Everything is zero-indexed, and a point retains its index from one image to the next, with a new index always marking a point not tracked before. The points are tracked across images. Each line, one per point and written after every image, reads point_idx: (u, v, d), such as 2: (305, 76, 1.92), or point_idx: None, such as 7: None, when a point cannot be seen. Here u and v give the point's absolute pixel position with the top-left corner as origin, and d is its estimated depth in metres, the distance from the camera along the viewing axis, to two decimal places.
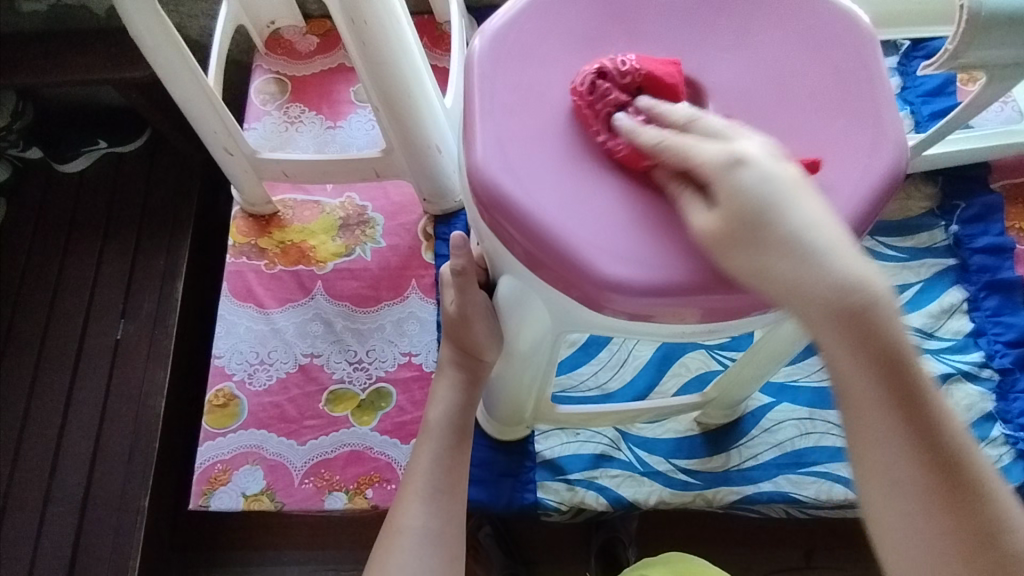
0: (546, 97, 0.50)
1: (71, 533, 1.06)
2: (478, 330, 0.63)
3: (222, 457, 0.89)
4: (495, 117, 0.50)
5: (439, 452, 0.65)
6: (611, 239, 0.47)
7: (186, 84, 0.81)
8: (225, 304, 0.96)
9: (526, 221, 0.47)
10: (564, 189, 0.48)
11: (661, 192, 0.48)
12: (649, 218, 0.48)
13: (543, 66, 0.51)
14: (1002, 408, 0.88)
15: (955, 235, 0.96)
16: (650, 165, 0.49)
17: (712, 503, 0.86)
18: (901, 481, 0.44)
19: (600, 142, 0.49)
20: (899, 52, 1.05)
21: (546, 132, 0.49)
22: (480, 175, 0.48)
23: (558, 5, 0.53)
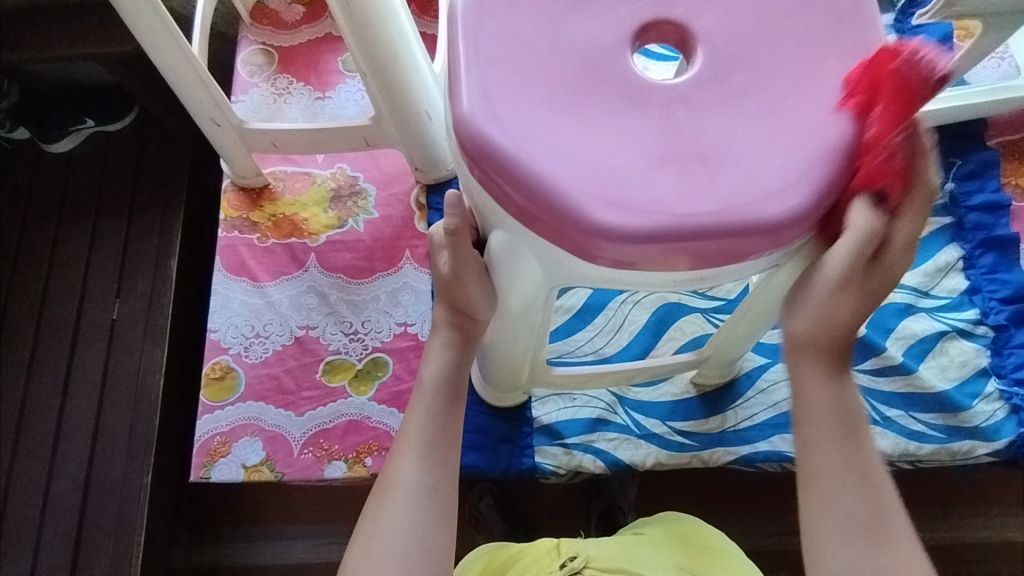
0: (531, 46, 0.49)
1: (76, 510, 1.07)
2: (471, 290, 0.61)
3: (220, 430, 0.89)
4: (478, 65, 0.49)
5: (431, 408, 0.64)
6: (599, 185, 0.46)
7: (169, 52, 0.79)
8: (218, 278, 0.95)
9: (515, 173, 0.47)
10: (548, 138, 0.47)
11: (650, 136, 0.48)
12: (639, 164, 0.47)
13: (527, 13, 0.50)
14: (996, 363, 0.88)
15: (952, 193, 0.95)
16: (638, 112, 0.48)
17: (708, 464, 0.87)
18: (833, 502, 0.53)
19: (586, 90, 0.48)
20: (894, 9, 1.04)
21: (531, 81, 0.48)
22: (466, 127, 0.48)
23: None
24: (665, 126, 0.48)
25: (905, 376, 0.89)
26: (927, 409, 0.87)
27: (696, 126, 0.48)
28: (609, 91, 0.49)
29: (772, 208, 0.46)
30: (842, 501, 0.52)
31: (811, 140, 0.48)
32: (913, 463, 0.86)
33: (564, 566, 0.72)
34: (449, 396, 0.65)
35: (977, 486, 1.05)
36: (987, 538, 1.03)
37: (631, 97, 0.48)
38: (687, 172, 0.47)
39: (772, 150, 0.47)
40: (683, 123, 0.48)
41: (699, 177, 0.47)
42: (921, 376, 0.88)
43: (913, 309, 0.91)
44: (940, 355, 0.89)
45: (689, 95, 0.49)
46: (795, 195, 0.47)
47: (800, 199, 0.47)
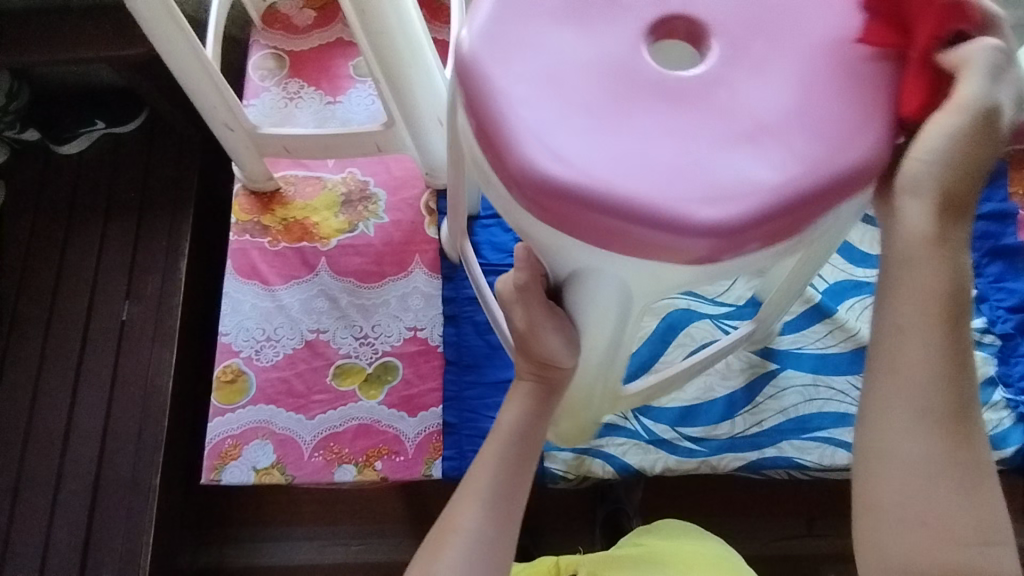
0: (556, 71, 0.49)
1: (85, 510, 1.08)
2: (552, 341, 0.64)
3: (231, 432, 0.90)
4: (517, 108, 0.48)
5: (506, 458, 0.64)
6: (685, 184, 0.46)
7: (185, 58, 0.80)
8: (229, 282, 0.96)
9: (605, 205, 0.46)
10: (616, 151, 0.47)
11: (709, 124, 0.48)
12: (707, 152, 0.47)
13: (537, 38, 0.49)
14: (1002, 372, 0.88)
15: None
16: (687, 104, 0.48)
17: (717, 470, 0.88)
18: (911, 408, 0.48)
19: (629, 94, 0.48)
20: None
21: (571, 102, 0.48)
22: (538, 180, 0.46)
23: None
24: (715, 109, 0.48)
25: None
26: None
27: (744, 101, 0.48)
28: (648, 88, 0.48)
29: (849, 162, 0.48)
30: (922, 410, 0.48)
31: (849, 103, 0.49)
32: None
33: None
34: (525, 447, 0.65)
35: None
36: None
37: (672, 95, 0.48)
38: (756, 152, 0.47)
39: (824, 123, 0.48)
40: (730, 104, 0.48)
41: (773, 156, 0.47)
42: None
43: None
44: None
45: (723, 78, 0.49)
46: (863, 149, 0.48)
47: (870, 156, 0.48)
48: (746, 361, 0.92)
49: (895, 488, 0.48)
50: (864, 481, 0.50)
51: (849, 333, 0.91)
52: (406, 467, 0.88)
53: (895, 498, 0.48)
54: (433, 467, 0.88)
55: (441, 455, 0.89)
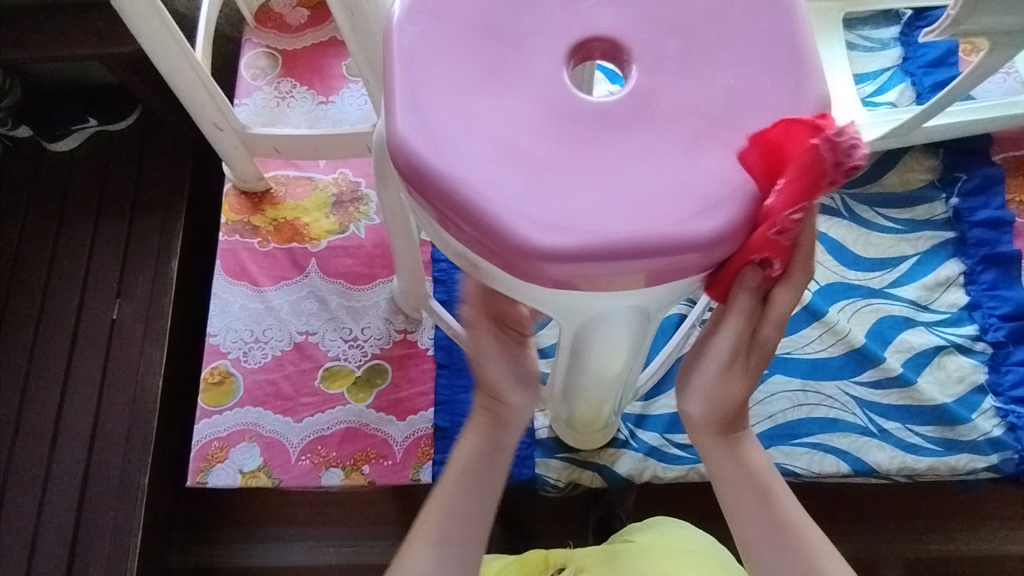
0: (497, 135, 0.44)
1: (72, 510, 1.07)
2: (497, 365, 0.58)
3: (218, 435, 0.89)
4: (486, 188, 0.43)
5: (461, 496, 0.60)
6: (680, 203, 0.43)
7: (174, 58, 0.79)
8: (219, 282, 0.95)
9: (620, 251, 0.42)
10: (598, 191, 0.43)
11: (672, 134, 0.44)
12: (681, 170, 0.44)
13: (464, 101, 0.44)
14: (993, 380, 0.88)
15: (955, 208, 0.94)
16: (640, 121, 0.44)
17: (705, 477, 0.86)
18: (738, 488, 0.59)
19: (581, 133, 0.44)
20: (900, 22, 1.05)
21: (527, 157, 0.43)
22: (545, 259, 0.42)
23: (421, 56, 0.46)
24: (667, 122, 0.45)
25: (904, 388, 0.88)
26: (925, 422, 0.87)
27: (689, 102, 0.45)
28: (593, 118, 0.44)
29: None
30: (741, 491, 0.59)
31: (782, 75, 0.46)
32: (910, 477, 0.86)
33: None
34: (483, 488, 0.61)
35: (974, 500, 1.04)
36: (983, 552, 1.02)
37: (620, 121, 0.45)
38: (726, 150, 0.44)
39: (772, 108, 0.45)
40: (681, 113, 0.45)
41: (746, 151, 0.44)
42: (920, 389, 0.88)
43: (912, 322, 0.91)
44: (939, 369, 0.89)
45: (656, 88, 0.45)
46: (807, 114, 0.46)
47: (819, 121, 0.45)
48: None
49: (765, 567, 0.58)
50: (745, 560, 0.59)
51: (840, 335, 0.90)
52: (395, 472, 0.87)
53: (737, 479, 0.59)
54: (421, 471, 0.87)
55: (430, 459, 0.88)
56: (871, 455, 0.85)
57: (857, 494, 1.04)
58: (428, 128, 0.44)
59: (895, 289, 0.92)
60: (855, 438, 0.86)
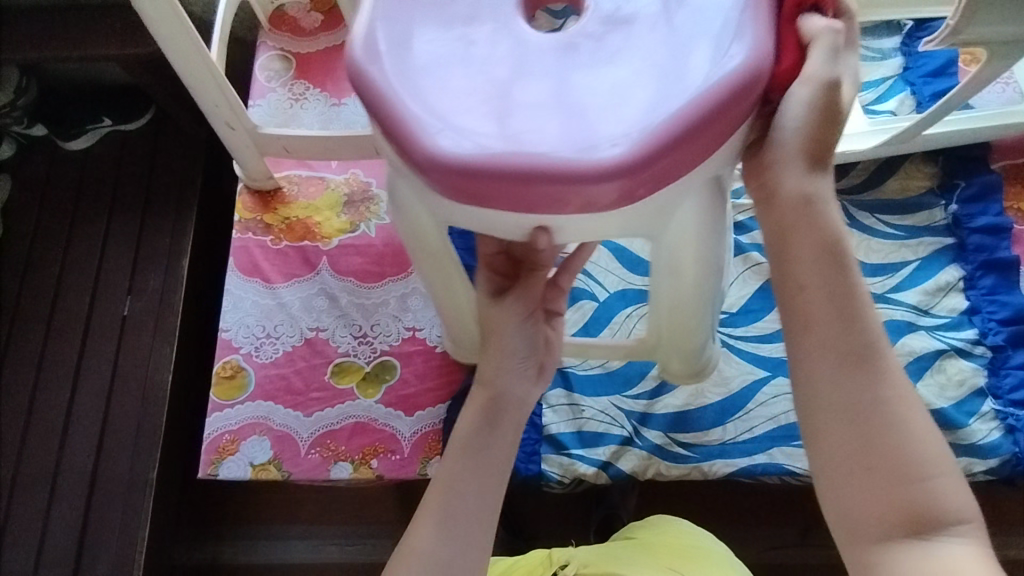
0: (500, 83, 0.50)
1: (82, 503, 1.08)
2: (513, 338, 0.64)
3: (229, 428, 0.91)
4: (517, 135, 0.49)
5: (463, 472, 0.61)
6: (683, 85, 0.49)
7: (191, 59, 0.81)
8: (232, 279, 0.97)
9: (660, 128, 0.48)
10: (605, 102, 0.49)
11: (652, 58, 0.50)
12: (667, 73, 0.49)
13: (460, 74, 0.51)
14: (992, 383, 0.89)
15: (955, 214, 0.96)
16: (613, 40, 0.52)
17: (708, 476, 0.88)
18: (836, 362, 0.50)
19: (571, 61, 0.51)
20: (902, 32, 1.07)
21: (536, 94, 0.50)
22: (603, 159, 0.47)
23: (407, 66, 0.51)
24: (636, 39, 0.51)
25: None
26: None
27: (647, 18, 0.52)
28: (576, 51, 0.51)
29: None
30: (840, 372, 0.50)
31: None
32: None
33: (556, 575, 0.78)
34: (485, 471, 0.62)
35: None
36: None
37: (598, 48, 0.51)
38: (694, 40, 0.50)
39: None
40: (647, 33, 0.52)
41: (708, 29, 0.50)
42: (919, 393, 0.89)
43: (913, 326, 0.92)
44: (939, 372, 0.90)
45: (612, 18, 0.53)
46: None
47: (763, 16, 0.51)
48: (739, 369, 0.92)
49: (843, 467, 0.49)
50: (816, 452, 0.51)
51: None
52: (402, 466, 0.89)
53: (840, 447, 0.49)
54: (428, 466, 0.89)
55: (437, 453, 0.89)
56: None
57: None
58: (446, 112, 0.49)
59: (895, 294, 0.94)
60: None
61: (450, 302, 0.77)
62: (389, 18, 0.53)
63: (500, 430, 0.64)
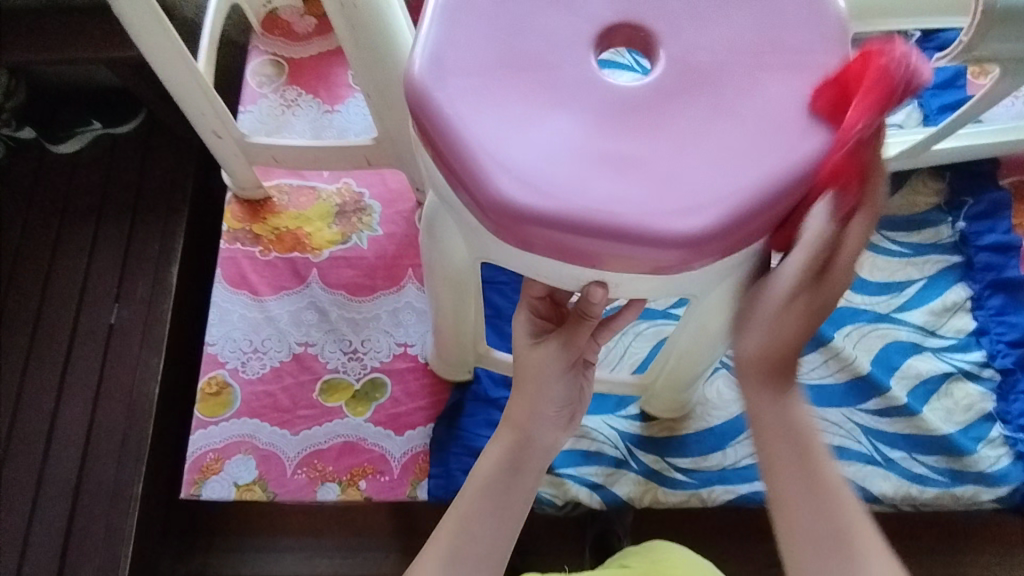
0: (579, 140, 0.45)
1: (64, 518, 1.05)
2: (554, 391, 0.60)
3: (213, 446, 0.88)
4: (604, 202, 0.44)
5: (479, 508, 0.57)
6: (778, 147, 0.45)
7: (176, 66, 0.78)
8: (218, 291, 0.94)
9: (759, 194, 0.44)
10: (696, 162, 0.45)
11: (743, 111, 0.46)
12: (759, 132, 0.45)
13: (534, 129, 0.45)
14: (1001, 408, 0.86)
15: (962, 232, 0.94)
16: (696, 87, 0.47)
17: (707, 503, 0.85)
18: (788, 447, 0.50)
19: (654, 115, 0.46)
20: (909, 43, 1.04)
21: (620, 153, 0.45)
22: (700, 230, 0.44)
23: (473, 118, 0.45)
24: (720, 88, 0.47)
25: (909, 417, 0.87)
26: (931, 451, 0.85)
27: (729, 66, 0.47)
28: (659, 103, 0.46)
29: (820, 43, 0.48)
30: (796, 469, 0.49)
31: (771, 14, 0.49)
32: (914, 507, 0.85)
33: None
34: (505, 510, 0.58)
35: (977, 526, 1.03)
36: None
37: (682, 96, 0.46)
38: (784, 95, 0.47)
39: (803, 49, 0.48)
40: (733, 81, 0.47)
41: (800, 86, 0.47)
42: (925, 418, 0.86)
43: (919, 348, 0.90)
44: (946, 396, 0.88)
45: (693, 61, 0.47)
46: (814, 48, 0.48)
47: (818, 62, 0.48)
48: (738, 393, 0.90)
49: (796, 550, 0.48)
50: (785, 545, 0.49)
51: (845, 362, 0.89)
52: (392, 488, 0.86)
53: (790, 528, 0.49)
54: (418, 488, 0.86)
55: (428, 475, 0.86)
56: (874, 484, 0.84)
57: None
58: (525, 175, 0.44)
59: (901, 314, 0.91)
60: (860, 467, 0.85)
61: (443, 322, 0.74)
62: (455, 39, 0.47)
63: (525, 474, 0.60)
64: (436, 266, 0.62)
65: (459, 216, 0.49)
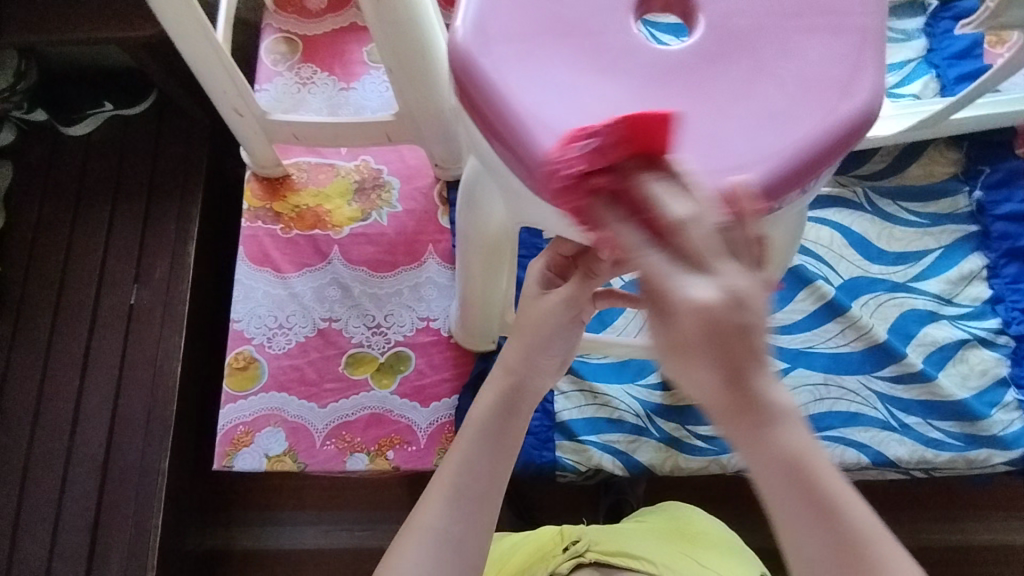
0: (621, 105, 0.46)
1: (94, 491, 1.08)
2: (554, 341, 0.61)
3: (243, 419, 0.90)
4: None
5: (486, 456, 0.58)
6: (814, 110, 0.46)
7: (197, 40, 0.78)
8: (242, 269, 0.95)
9: (795, 155, 0.45)
10: (734, 125, 0.45)
11: (784, 73, 0.47)
12: (794, 95, 0.46)
13: (579, 95, 0.46)
14: (1015, 373, 0.88)
15: (978, 201, 0.94)
16: (735, 51, 0.47)
17: (726, 469, 0.88)
18: (772, 476, 0.39)
19: (693, 79, 0.47)
20: (926, 13, 1.04)
21: (661, 116, 0.46)
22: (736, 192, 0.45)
23: (519, 85, 0.46)
24: (756, 53, 0.47)
25: (925, 384, 0.88)
26: (945, 416, 0.87)
27: (767, 31, 0.48)
28: (698, 67, 0.47)
29: (859, 7, 0.49)
30: (805, 516, 0.40)
31: None
32: (929, 470, 0.87)
33: (566, 550, 0.76)
34: (501, 445, 0.59)
35: (984, 493, 1.06)
36: (991, 542, 1.04)
37: (723, 61, 0.47)
38: (823, 56, 0.47)
39: (842, 10, 0.48)
40: (770, 46, 0.47)
41: (840, 48, 0.47)
42: (940, 384, 0.88)
43: (935, 316, 0.91)
44: (961, 362, 0.89)
45: (732, 27, 0.48)
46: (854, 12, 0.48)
47: (857, 28, 0.48)
48: None
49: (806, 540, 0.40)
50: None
51: (863, 330, 0.91)
52: (418, 457, 0.88)
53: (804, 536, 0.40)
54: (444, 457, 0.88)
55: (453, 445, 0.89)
56: (891, 449, 0.86)
57: (866, 484, 1.05)
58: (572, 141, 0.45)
59: (918, 283, 0.93)
60: (876, 432, 0.87)
61: (470, 292, 0.76)
62: (498, 7, 0.48)
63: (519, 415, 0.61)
64: (472, 236, 0.63)
65: (503, 180, 0.50)
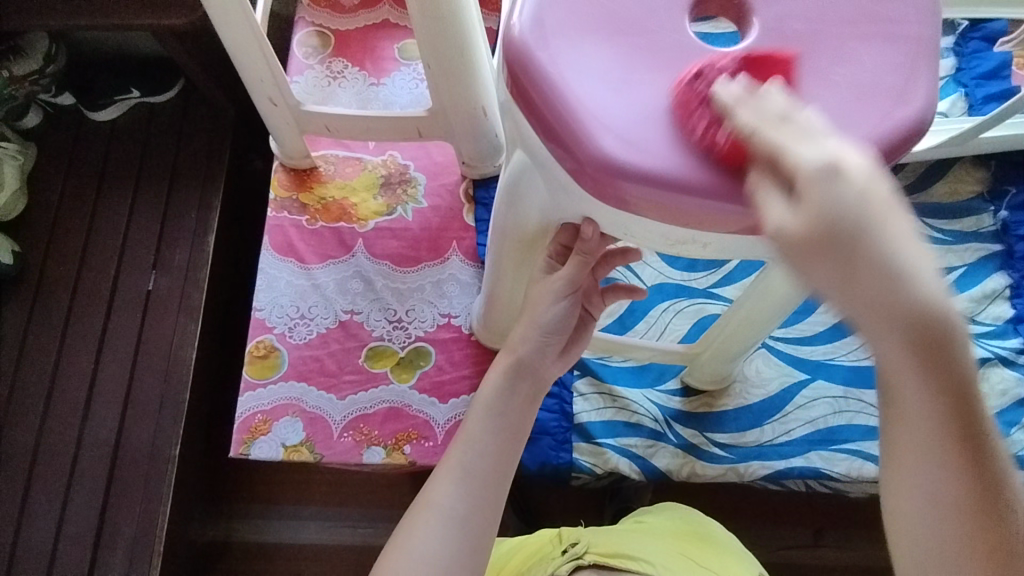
0: (675, 103, 0.46)
1: (104, 475, 1.08)
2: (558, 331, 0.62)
3: (261, 407, 0.90)
4: (700, 163, 0.45)
5: (496, 440, 0.60)
6: (867, 117, 0.46)
7: (238, 26, 0.78)
8: (267, 257, 0.96)
9: None
10: None
11: (837, 79, 0.47)
12: (847, 101, 0.46)
13: (635, 92, 0.46)
14: None
15: (1003, 221, 0.95)
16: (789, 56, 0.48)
17: (743, 477, 0.87)
18: (913, 409, 0.40)
19: None
20: (955, 33, 1.04)
21: None
22: None
23: (576, 79, 0.46)
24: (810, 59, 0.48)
25: None
26: None
27: (821, 37, 0.48)
28: None
29: (914, 18, 0.49)
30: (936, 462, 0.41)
31: None
32: None
33: (565, 552, 0.74)
34: (506, 424, 0.61)
35: None
36: None
37: None
38: (876, 64, 0.48)
39: (895, 20, 0.49)
40: (824, 53, 0.48)
41: (893, 57, 0.48)
42: None
43: None
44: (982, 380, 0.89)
45: (786, 33, 0.48)
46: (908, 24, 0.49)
47: (911, 39, 0.49)
48: (777, 371, 0.92)
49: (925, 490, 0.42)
50: (896, 511, 0.45)
51: None
52: (435, 453, 0.88)
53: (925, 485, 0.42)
54: None
55: None
56: None
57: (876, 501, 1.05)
58: (627, 137, 0.45)
59: None
60: None
61: (498, 288, 0.76)
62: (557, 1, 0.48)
63: (519, 397, 0.62)
64: (510, 229, 0.63)
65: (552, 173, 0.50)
